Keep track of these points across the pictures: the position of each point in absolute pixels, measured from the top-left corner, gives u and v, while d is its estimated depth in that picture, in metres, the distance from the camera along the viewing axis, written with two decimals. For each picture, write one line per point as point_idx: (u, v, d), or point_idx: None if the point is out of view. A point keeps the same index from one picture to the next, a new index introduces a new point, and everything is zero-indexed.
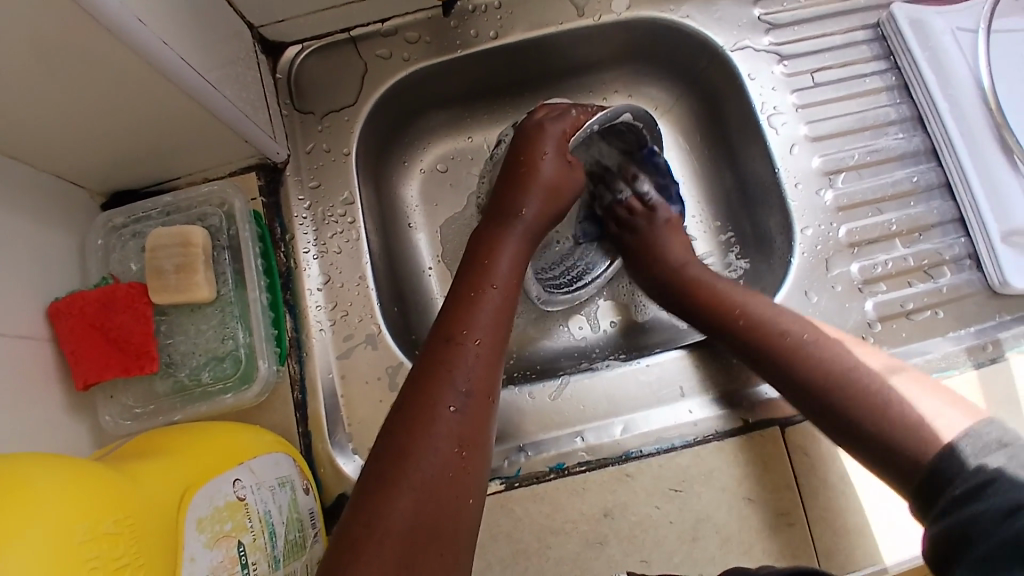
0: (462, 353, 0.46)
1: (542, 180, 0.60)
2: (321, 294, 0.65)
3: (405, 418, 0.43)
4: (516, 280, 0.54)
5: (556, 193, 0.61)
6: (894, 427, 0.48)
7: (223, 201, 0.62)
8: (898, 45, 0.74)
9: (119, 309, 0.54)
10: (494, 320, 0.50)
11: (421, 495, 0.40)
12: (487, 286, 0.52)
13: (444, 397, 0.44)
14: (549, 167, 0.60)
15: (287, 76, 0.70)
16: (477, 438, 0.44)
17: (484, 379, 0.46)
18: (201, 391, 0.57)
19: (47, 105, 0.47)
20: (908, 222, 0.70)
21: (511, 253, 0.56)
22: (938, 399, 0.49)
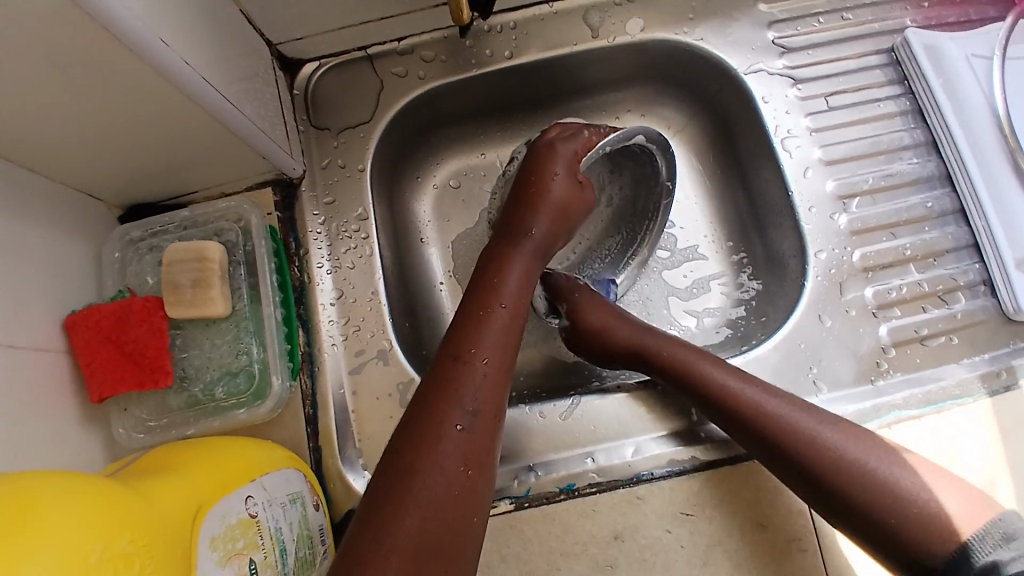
0: (469, 371, 0.46)
1: (552, 201, 0.60)
2: (335, 309, 0.65)
3: (412, 435, 0.43)
4: (525, 299, 0.54)
5: (565, 213, 0.61)
6: (909, 522, 0.47)
7: (240, 216, 0.62)
8: (912, 71, 0.74)
9: (135, 322, 0.55)
10: (501, 339, 0.50)
11: (426, 513, 0.40)
12: (496, 305, 0.52)
13: (452, 414, 0.44)
14: (558, 187, 0.61)
15: (304, 92, 0.71)
16: (483, 457, 0.43)
17: (492, 398, 0.46)
18: (214, 406, 0.57)
19: (69, 119, 0.47)
20: (923, 247, 0.70)
21: (520, 272, 0.56)
22: (946, 486, 0.48)
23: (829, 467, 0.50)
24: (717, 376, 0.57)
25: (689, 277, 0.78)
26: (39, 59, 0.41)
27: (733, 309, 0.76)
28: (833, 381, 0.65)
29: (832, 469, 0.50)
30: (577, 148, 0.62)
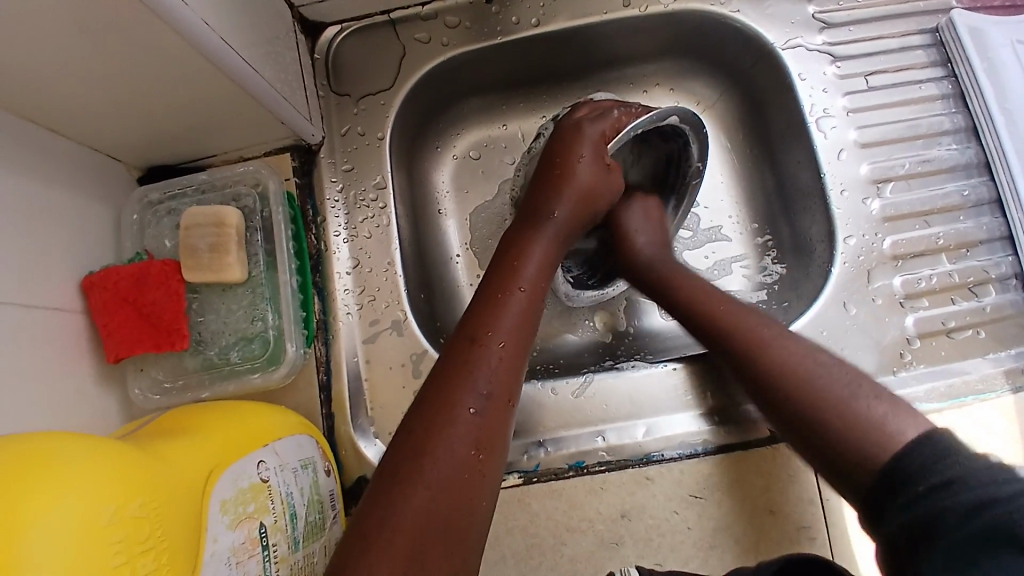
0: (484, 354, 0.46)
1: (577, 185, 0.59)
2: (350, 278, 0.65)
3: (424, 416, 0.43)
4: (542, 284, 0.54)
5: (590, 198, 0.60)
6: (851, 425, 0.43)
7: (258, 181, 0.62)
8: (957, 53, 0.71)
9: (152, 285, 0.55)
10: (518, 325, 0.49)
11: (433, 495, 0.39)
12: (515, 288, 0.51)
13: (465, 397, 0.44)
14: (583, 172, 0.60)
15: (325, 56, 0.70)
16: (493, 442, 0.43)
17: (505, 384, 0.46)
18: (229, 369, 0.57)
19: (85, 79, 0.47)
20: (955, 237, 0.67)
21: (540, 256, 0.55)
22: (903, 409, 0.43)
23: (781, 372, 0.48)
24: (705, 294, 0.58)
25: (710, 258, 0.77)
26: (60, 18, 0.40)
27: (754, 293, 0.75)
28: None
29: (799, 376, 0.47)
30: (604, 129, 0.61)
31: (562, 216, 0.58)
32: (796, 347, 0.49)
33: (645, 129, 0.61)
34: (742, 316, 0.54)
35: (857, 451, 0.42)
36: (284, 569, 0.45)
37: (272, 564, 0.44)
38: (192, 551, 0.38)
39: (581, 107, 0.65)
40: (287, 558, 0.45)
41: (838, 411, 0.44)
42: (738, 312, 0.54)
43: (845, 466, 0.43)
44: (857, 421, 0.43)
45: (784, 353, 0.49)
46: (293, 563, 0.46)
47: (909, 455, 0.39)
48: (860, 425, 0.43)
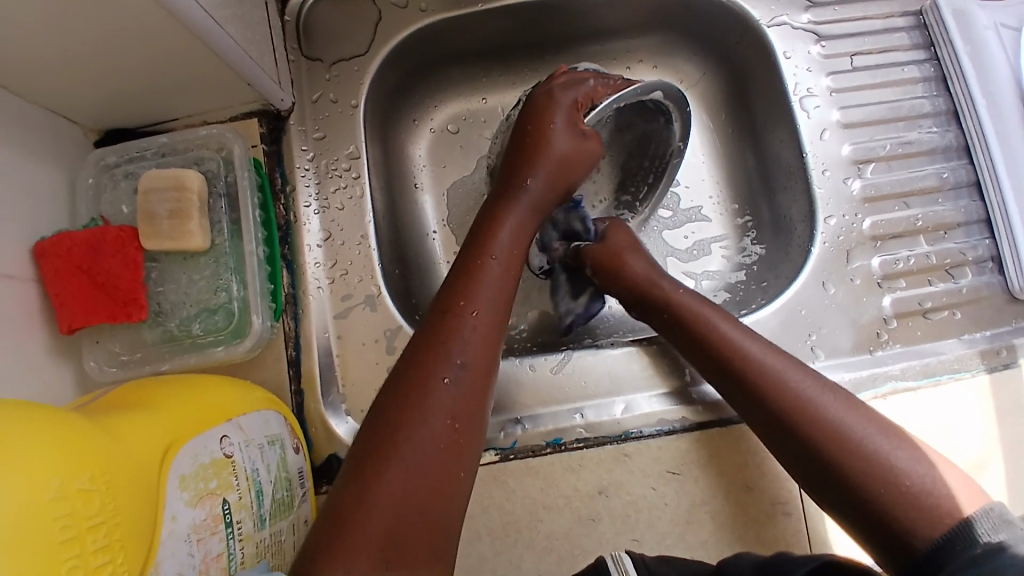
0: (460, 325, 0.45)
1: (552, 151, 0.57)
2: (321, 251, 0.62)
3: (397, 391, 0.41)
4: (518, 252, 0.52)
5: (564, 166, 0.58)
6: (880, 495, 0.45)
7: (222, 146, 0.59)
8: (940, 35, 0.71)
9: (108, 253, 0.52)
10: (494, 294, 0.48)
11: (413, 470, 0.38)
12: (487, 257, 0.50)
13: (439, 369, 0.42)
14: (560, 141, 0.58)
15: (296, 19, 0.67)
16: (469, 413, 0.42)
17: (482, 354, 0.44)
18: (190, 342, 0.54)
19: (38, 30, 0.43)
20: (933, 219, 0.67)
21: (515, 226, 0.54)
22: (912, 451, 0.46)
23: (778, 392, 0.51)
24: (723, 331, 0.55)
25: (690, 238, 0.76)
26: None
27: (733, 274, 0.74)
28: (831, 349, 0.63)
29: (824, 425, 0.48)
30: (578, 101, 0.59)
31: (535, 191, 0.57)
32: (829, 400, 0.49)
33: (628, 102, 0.60)
34: (764, 359, 0.52)
35: (887, 499, 0.45)
36: (250, 547, 0.43)
37: (237, 542, 0.42)
38: (148, 529, 0.36)
39: (559, 74, 0.62)
40: (253, 536, 0.43)
41: (840, 438, 0.47)
42: (755, 350, 0.53)
43: (888, 529, 0.44)
44: (879, 465, 0.46)
45: (788, 385, 0.51)
46: (259, 542, 0.44)
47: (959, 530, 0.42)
48: (890, 479, 0.45)
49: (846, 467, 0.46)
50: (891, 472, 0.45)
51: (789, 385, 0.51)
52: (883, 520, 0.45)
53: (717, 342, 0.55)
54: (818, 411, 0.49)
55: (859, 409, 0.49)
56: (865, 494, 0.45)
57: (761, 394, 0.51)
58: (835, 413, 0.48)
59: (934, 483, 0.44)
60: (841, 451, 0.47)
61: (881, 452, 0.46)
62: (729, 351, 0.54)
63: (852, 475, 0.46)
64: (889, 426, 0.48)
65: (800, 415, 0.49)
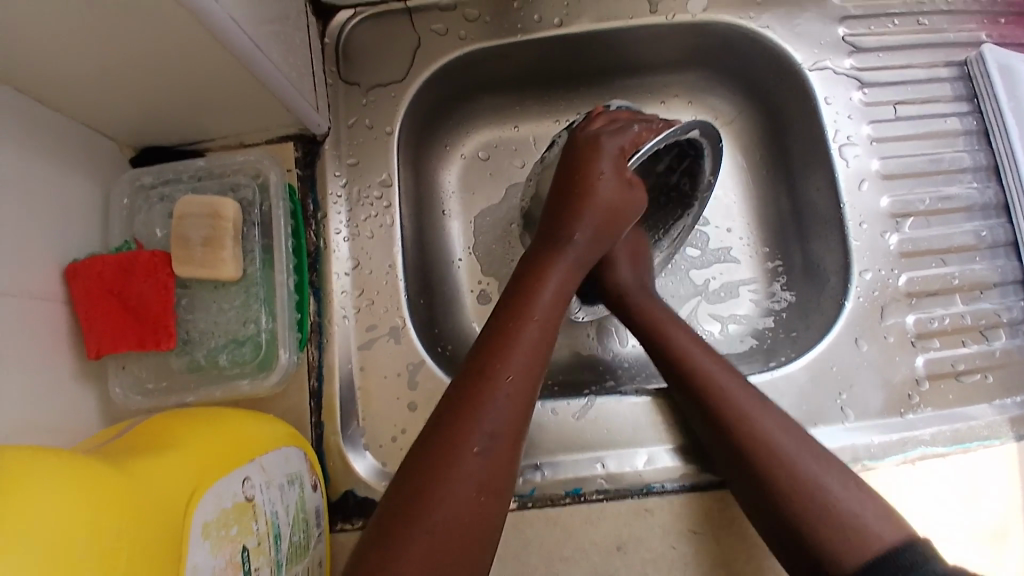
0: (493, 391, 0.43)
1: (597, 200, 0.57)
2: (349, 280, 0.62)
3: (427, 454, 0.41)
4: (559, 309, 0.52)
5: (608, 215, 0.57)
6: (807, 518, 0.48)
7: (258, 172, 0.58)
8: (984, 89, 0.68)
9: (139, 276, 0.51)
10: (532, 355, 0.47)
11: (436, 539, 0.38)
12: (530, 316, 0.49)
13: (469, 434, 0.42)
14: (605, 188, 0.57)
15: (336, 42, 0.67)
16: (498, 483, 0.41)
17: (514, 420, 0.44)
18: (217, 373, 0.54)
19: (85, 50, 0.43)
20: (971, 278, 0.66)
21: (559, 281, 0.53)
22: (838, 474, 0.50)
23: (722, 405, 0.53)
24: (682, 342, 0.57)
25: (717, 279, 0.75)
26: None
27: (762, 319, 0.73)
28: (862, 409, 0.62)
29: (763, 442, 0.51)
30: (622, 147, 0.59)
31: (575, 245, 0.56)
32: (771, 421, 0.52)
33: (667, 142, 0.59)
34: (715, 375, 0.55)
35: (812, 524, 0.48)
36: None
37: None
38: None
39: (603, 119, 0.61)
40: None
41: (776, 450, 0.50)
42: (708, 366, 0.55)
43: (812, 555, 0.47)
44: (809, 489, 0.49)
45: (733, 402, 0.53)
46: None
47: (888, 558, 0.45)
48: (821, 503, 0.48)
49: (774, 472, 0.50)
50: (821, 493, 0.48)
51: (732, 398, 0.53)
52: (809, 543, 0.48)
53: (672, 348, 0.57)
54: (754, 426, 0.52)
55: (800, 437, 0.51)
56: (792, 517, 0.48)
57: (712, 409, 0.54)
58: (770, 432, 0.51)
59: (861, 513, 0.47)
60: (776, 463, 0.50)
61: (815, 477, 0.49)
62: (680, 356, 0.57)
63: (782, 497, 0.49)
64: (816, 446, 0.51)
65: (745, 433, 0.52)
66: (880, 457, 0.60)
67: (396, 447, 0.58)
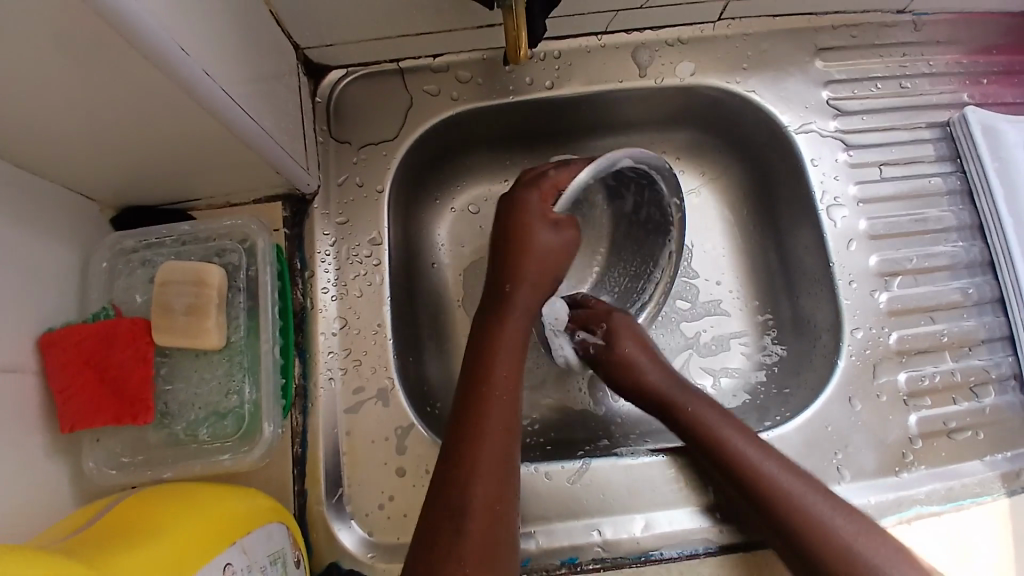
0: (470, 477, 0.46)
1: (535, 259, 0.57)
2: (337, 340, 0.61)
3: (424, 543, 0.44)
4: (517, 370, 0.53)
5: (544, 267, 0.57)
6: (834, 564, 0.48)
7: (245, 237, 0.57)
8: (967, 149, 0.70)
9: (118, 347, 0.49)
10: (501, 428, 0.49)
11: None
12: (490, 387, 0.51)
13: (454, 519, 0.45)
14: (539, 245, 0.57)
15: (327, 101, 0.67)
16: (494, 557, 0.44)
17: (495, 496, 0.46)
18: (196, 447, 0.52)
19: (73, 120, 0.43)
20: (959, 334, 0.67)
21: (513, 345, 0.54)
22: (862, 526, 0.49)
23: (729, 455, 0.54)
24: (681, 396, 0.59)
25: (707, 332, 0.75)
26: (25, 42, 0.35)
27: (754, 373, 0.73)
28: (857, 470, 0.62)
29: (771, 494, 0.52)
30: (540, 194, 0.58)
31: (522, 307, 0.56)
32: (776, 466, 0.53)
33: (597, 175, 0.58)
34: (714, 424, 0.56)
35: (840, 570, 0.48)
36: None
37: None
38: None
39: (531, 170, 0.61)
40: None
41: (798, 513, 0.50)
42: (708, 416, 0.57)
43: None
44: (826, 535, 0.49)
45: (736, 452, 0.54)
46: None
47: None
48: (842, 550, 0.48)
49: (797, 533, 0.50)
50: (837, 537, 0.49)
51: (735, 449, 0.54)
52: None
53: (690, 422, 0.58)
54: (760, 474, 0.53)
55: (806, 479, 0.52)
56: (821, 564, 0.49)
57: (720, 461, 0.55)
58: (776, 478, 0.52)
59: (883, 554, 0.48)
60: (801, 527, 0.50)
61: (829, 519, 0.50)
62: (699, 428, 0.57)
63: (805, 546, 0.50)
64: (831, 494, 0.51)
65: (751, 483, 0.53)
66: (877, 518, 0.60)
67: (384, 515, 0.56)
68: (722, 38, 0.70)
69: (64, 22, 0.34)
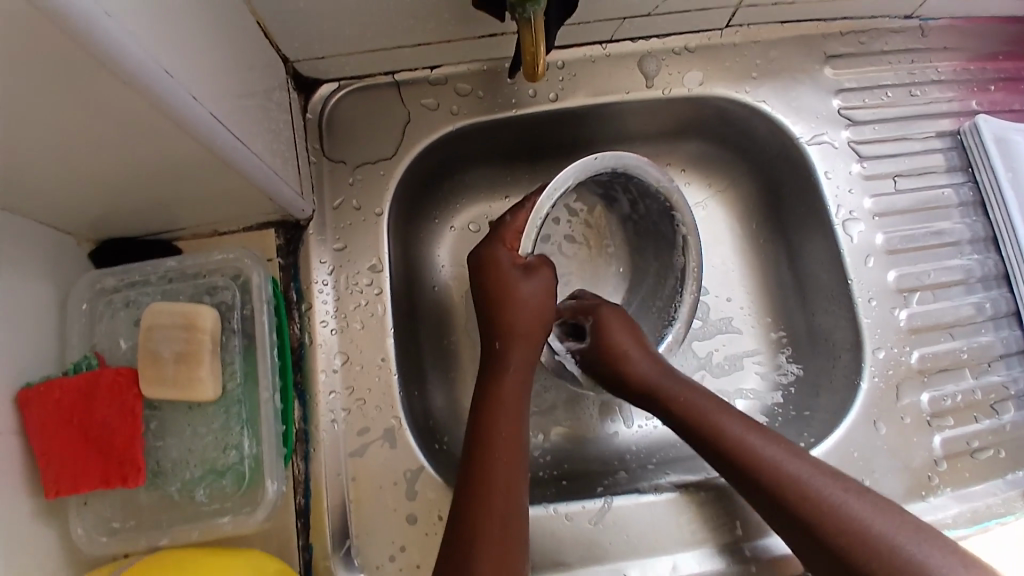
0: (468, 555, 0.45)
1: (517, 306, 0.53)
2: (338, 377, 0.57)
3: None
4: (516, 427, 0.50)
5: (531, 316, 0.53)
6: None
7: (238, 272, 0.53)
8: (979, 159, 0.69)
9: (103, 402, 0.46)
10: (504, 495, 0.47)
11: None
12: (492, 452, 0.49)
13: None
14: (518, 296, 0.53)
15: (319, 117, 0.62)
16: None
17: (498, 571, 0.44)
18: (193, 510, 0.48)
19: (49, 159, 0.39)
20: (978, 350, 0.65)
21: (509, 403, 0.51)
22: (905, 525, 0.44)
23: (754, 465, 0.50)
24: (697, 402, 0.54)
25: (720, 351, 0.72)
26: None
27: (771, 394, 0.70)
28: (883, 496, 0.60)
29: (806, 504, 0.47)
30: (509, 247, 0.55)
31: (520, 362, 0.53)
32: (811, 475, 0.48)
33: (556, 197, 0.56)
34: (735, 431, 0.52)
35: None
36: None
37: None
38: None
39: (492, 228, 0.59)
40: None
41: (843, 531, 0.45)
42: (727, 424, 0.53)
43: None
44: (873, 544, 0.43)
45: (764, 460, 0.50)
46: None
47: None
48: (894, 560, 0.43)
49: (839, 544, 0.45)
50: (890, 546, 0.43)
51: (760, 456, 0.50)
52: None
53: (723, 438, 0.52)
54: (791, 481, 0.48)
55: (848, 487, 0.47)
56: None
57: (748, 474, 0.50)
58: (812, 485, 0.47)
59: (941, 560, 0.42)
60: (834, 532, 0.45)
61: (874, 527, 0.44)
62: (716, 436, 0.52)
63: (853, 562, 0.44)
64: (866, 493, 0.47)
65: (784, 492, 0.48)
66: None
67: (396, 568, 0.53)
68: (730, 46, 0.67)
69: (33, 48, 0.30)
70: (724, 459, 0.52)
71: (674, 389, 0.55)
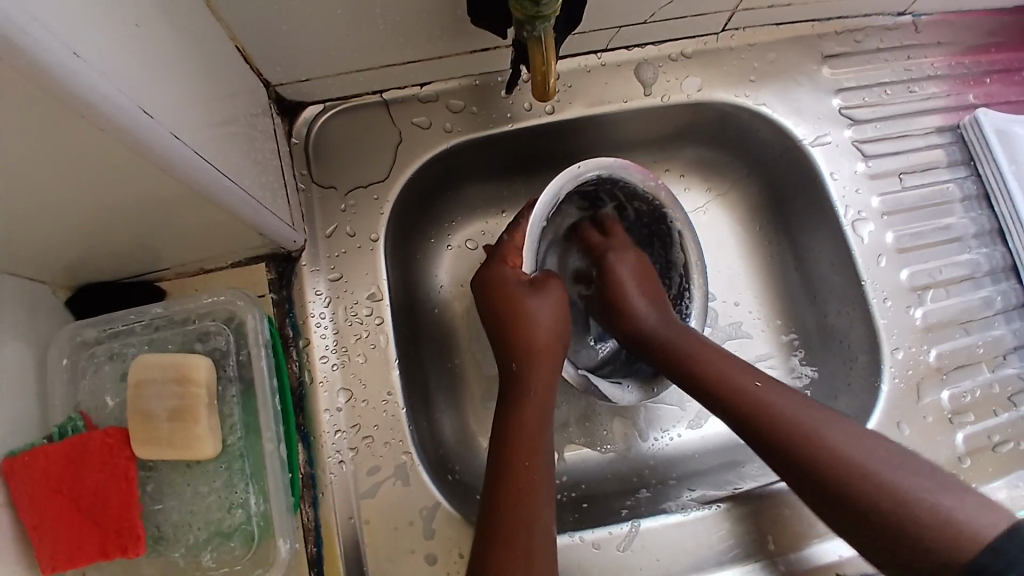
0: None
1: (532, 331, 0.51)
2: (342, 415, 0.54)
3: None
4: (539, 450, 0.48)
5: (546, 342, 0.51)
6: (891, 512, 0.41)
7: (231, 314, 0.50)
8: (981, 152, 0.67)
9: (92, 468, 0.43)
10: (532, 521, 0.46)
11: None
12: (515, 476, 0.47)
13: None
14: (533, 315, 0.51)
15: (305, 141, 0.60)
16: None
17: None
18: (198, 573, 0.46)
19: (22, 213, 0.36)
20: (993, 344, 0.64)
21: (531, 422, 0.49)
22: (904, 463, 0.43)
23: (755, 411, 0.49)
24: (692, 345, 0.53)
25: None
26: None
27: None
28: None
29: (808, 446, 0.45)
30: (512, 264, 0.53)
31: (541, 381, 0.50)
32: (811, 416, 0.47)
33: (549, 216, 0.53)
34: (733, 376, 0.51)
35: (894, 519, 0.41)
36: None
37: None
38: None
39: (491, 250, 0.56)
40: None
41: (848, 470, 0.43)
42: (725, 368, 0.51)
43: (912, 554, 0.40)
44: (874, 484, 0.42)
45: (766, 405, 0.48)
46: None
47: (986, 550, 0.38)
48: (893, 493, 0.42)
49: (840, 483, 0.43)
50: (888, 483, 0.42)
51: (761, 401, 0.49)
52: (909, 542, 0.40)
53: (724, 383, 0.51)
54: (794, 425, 0.47)
55: (854, 430, 0.46)
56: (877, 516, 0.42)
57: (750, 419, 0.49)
58: (811, 425, 0.46)
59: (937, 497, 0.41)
60: (836, 470, 0.44)
61: (873, 465, 0.43)
62: (742, 401, 0.49)
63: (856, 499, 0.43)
64: (863, 431, 0.45)
65: (785, 437, 0.47)
66: None
67: None
68: (726, 50, 0.66)
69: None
70: (748, 428, 0.49)
71: (682, 344, 0.53)
